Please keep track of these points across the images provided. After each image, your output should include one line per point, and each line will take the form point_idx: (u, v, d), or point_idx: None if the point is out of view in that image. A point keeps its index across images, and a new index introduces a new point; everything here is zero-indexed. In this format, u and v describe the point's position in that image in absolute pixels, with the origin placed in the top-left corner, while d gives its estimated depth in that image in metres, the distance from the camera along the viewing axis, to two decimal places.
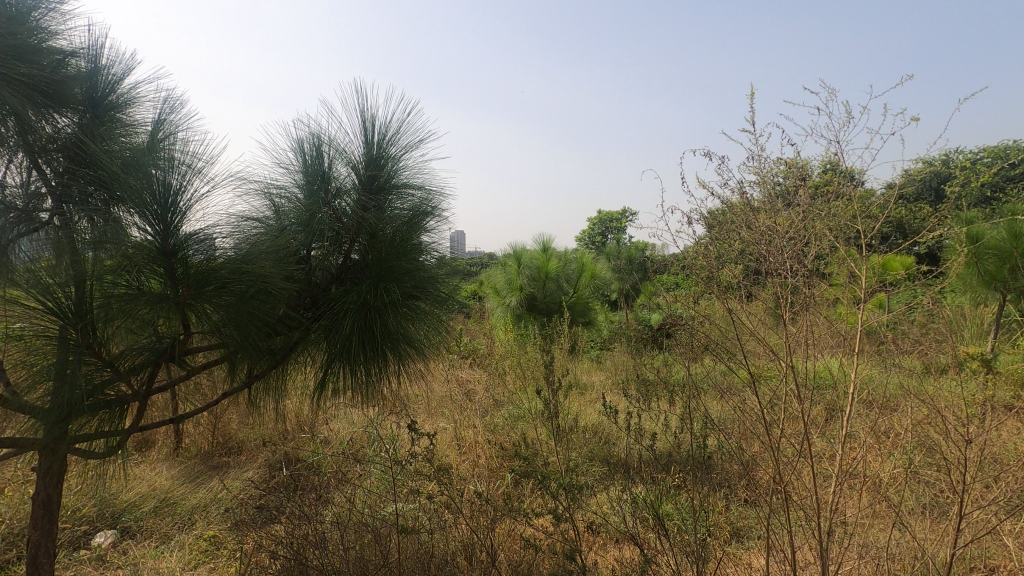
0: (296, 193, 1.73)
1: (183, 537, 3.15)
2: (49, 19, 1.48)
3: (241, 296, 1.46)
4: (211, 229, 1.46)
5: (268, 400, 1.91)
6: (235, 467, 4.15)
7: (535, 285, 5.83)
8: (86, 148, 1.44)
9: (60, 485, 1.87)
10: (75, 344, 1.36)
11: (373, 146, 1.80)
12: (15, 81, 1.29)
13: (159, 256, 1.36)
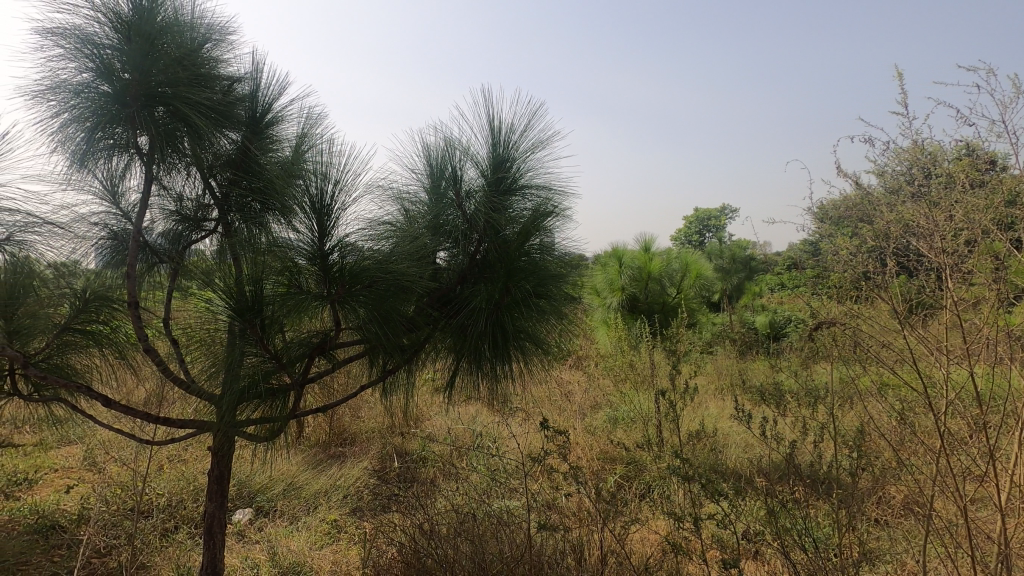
0: (425, 197, 1.83)
1: (309, 519, 3.41)
2: (220, 48, 1.67)
3: (385, 295, 1.55)
4: (358, 232, 1.58)
5: (400, 393, 2.00)
6: (351, 457, 4.43)
7: (637, 285, 5.69)
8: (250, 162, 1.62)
9: (230, 464, 2.04)
10: (245, 337, 1.52)
11: (500, 148, 1.86)
12: (196, 106, 1.49)
13: (317, 258, 1.49)
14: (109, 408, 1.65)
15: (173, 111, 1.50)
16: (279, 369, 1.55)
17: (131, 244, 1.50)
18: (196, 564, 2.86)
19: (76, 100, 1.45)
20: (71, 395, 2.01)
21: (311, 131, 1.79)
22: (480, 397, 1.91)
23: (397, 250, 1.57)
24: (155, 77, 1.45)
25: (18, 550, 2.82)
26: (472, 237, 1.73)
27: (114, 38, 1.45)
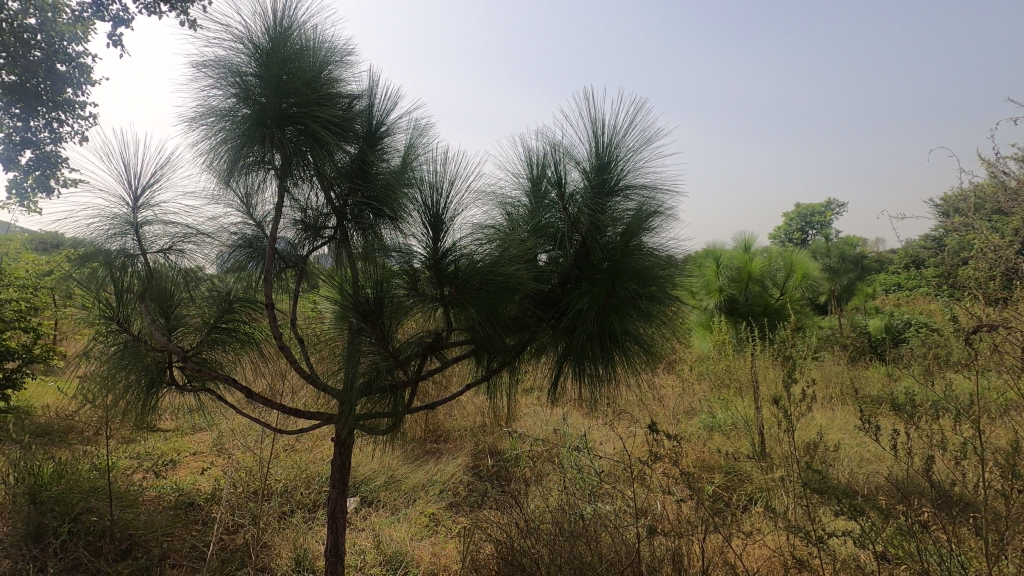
0: (527, 200, 1.87)
1: (409, 511, 3.57)
2: (340, 68, 1.80)
3: (496, 296, 1.60)
4: (467, 236, 1.64)
5: (504, 392, 2.05)
6: (446, 453, 4.59)
7: (736, 287, 5.01)
8: (366, 173, 1.74)
9: (349, 455, 2.19)
10: (367, 336, 1.63)
11: (603, 149, 1.85)
12: (322, 124, 1.63)
13: (431, 262, 1.58)
14: (248, 399, 1.84)
15: (302, 130, 1.65)
16: (396, 366, 1.65)
17: (268, 250, 1.68)
18: (310, 546, 3.09)
19: (224, 124, 1.66)
20: (214, 386, 2.26)
21: (420, 142, 1.89)
22: (584, 397, 1.91)
23: (504, 252, 1.62)
24: (287, 99, 1.61)
25: (163, 524, 3.19)
26: (576, 239, 1.74)
27: (253, 66, 1.63)
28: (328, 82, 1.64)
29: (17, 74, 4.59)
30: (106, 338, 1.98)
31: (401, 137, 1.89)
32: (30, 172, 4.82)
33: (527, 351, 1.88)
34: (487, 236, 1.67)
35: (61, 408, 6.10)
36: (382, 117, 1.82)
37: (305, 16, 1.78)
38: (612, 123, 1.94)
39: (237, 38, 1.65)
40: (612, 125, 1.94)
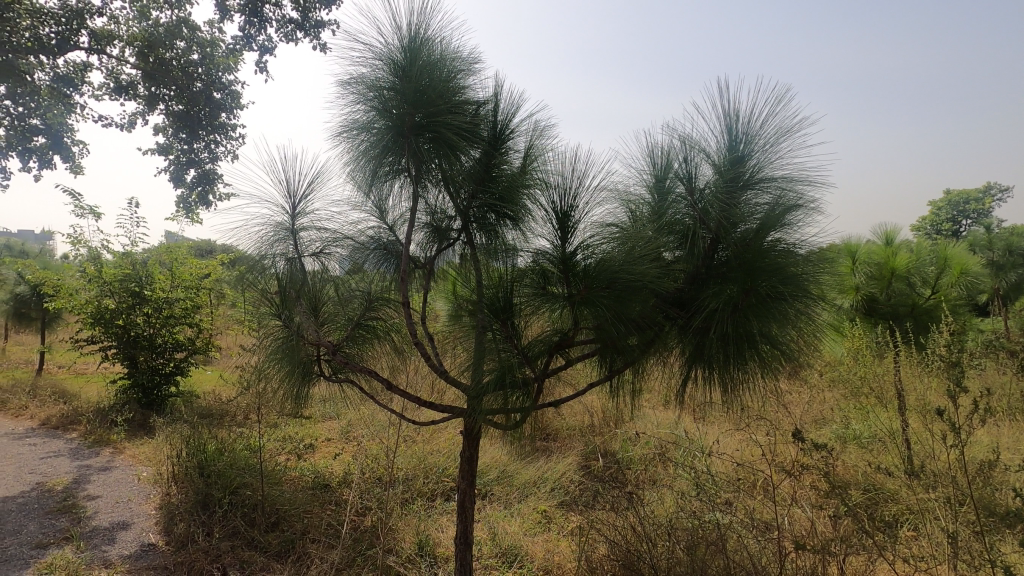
0: (653, 198, 1.84)
1: (522, 506, 3.64)
2: (467, 77, 1.88)
3: (628, 297, 1.58)
4: (592, 236, 1.66)
5: (629, 390, 2.02)
6: (556, 451, 4.62)
7: (875, 285, 4.47)
8: (494, 176, 1.81)
9: (476, 448, 2.27)
10: (497, 334, 1.69)
11: (736, 141, 1.76)
12: (452, 135, 1.73)
13: (557, 264, 1.63)
14: (386, 389, 1.99)
15: (434, 137, 1.78)
16: (524, 363, 1.70)
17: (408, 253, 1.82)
18: (431, 533, 3.25)
19: (368, 138, 1.84)
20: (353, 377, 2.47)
21: (545, 143, 1.94)
22: (715, 400, 1.83)
23: (631, 251, 1.60)
24: (421, 112, 1.73)
25: (303, 502, 3.52)
26: (707, 236, 1.67)
27: (393, 81, 1.79)
28: (455, 93, 1.73)
29: (183, 103, 5.31)
30: (273, 331, 2.27)
31: (526, 139, 1.94)
32: (193, 188, 5.53)
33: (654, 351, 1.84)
34: (610, 234, 1.68)
35: (218, 393, 6.96)
36: (507, 121, 1.88)
37: (437, 30, 1.90)
38: (746, 111, 1.83)
39: (379, 56, 1.82)
40: (746, 112, 1.83)
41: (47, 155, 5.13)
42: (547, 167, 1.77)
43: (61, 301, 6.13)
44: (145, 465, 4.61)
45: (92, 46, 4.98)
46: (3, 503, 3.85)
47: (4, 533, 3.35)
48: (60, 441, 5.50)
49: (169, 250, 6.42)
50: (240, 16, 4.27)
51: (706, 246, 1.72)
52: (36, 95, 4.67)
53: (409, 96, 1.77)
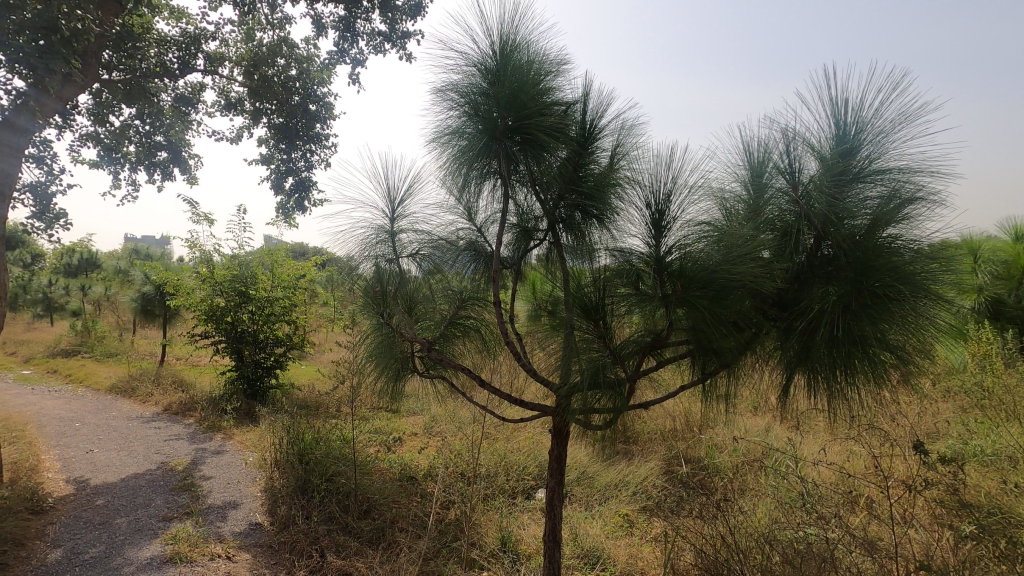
0: (752, 195, 1.79)
1: (603, 509, 3.60)
2: (555, 78, 1.91)
3: (725, 298, 1.54)
4: (688, 237, 1.64)
5: (724, 394, 1.96)
6: (637, 454, 4.53)
7: (1002, 286, 4.08)
8: (585, 175, 1.82)
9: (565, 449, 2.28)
10: (589, 332, 1.76)
11: (845, 130, 1.66)
12: (542, 137, 1.76)
13: (652, 265, 1.63)
14: (480, 386, 2.08)
15: (526, 139, 1.83)
16: (616, 363, 1.72)
17: (503, 252, 1.90)
18: (513, 529, 3.31)
19: (462, 144, 1.92)
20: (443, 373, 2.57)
21: (636, 140, 1.92)
22: (821, 407, 1.74)
23: (729, 250, 1.56)
24: (511, 116, 1.78)
25: (391, 492, 3.68)
26: (811, 232, 1.60)
27: (486, 86, 1.86)
28: (543, 94, 1.77)
29: (283, 116, 5.71)
30: (374, 328, 2.44)
31: (617, 137, 1.93)
32: (292, 195, 5.95)
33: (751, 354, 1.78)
34: (705, 232, 1.65)
35: (313, 386, 7.45)
36: (597, 120, 1.89)
37: (525, 34, 1.94)
38: (858, 96, 1.70)
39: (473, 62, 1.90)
40: (858, 98, 1.70)
41: (169, 168, 5.70)
42: (639, 166, 1.76)
43: (181, 300, 6.80)
44: (251, 450, 5.02)
45: (206, 67, 5.47)
46: (135, 478, 4.34)
47: (137, 506, 3.77)
48: (180, 425, 6.11)
49: (271, 253, 7.00)
50: (334, 32, 4.53)
51: (811, 243, 1.64)
52: (160, 114, 5.20)
53: (503, 100, 1.82)
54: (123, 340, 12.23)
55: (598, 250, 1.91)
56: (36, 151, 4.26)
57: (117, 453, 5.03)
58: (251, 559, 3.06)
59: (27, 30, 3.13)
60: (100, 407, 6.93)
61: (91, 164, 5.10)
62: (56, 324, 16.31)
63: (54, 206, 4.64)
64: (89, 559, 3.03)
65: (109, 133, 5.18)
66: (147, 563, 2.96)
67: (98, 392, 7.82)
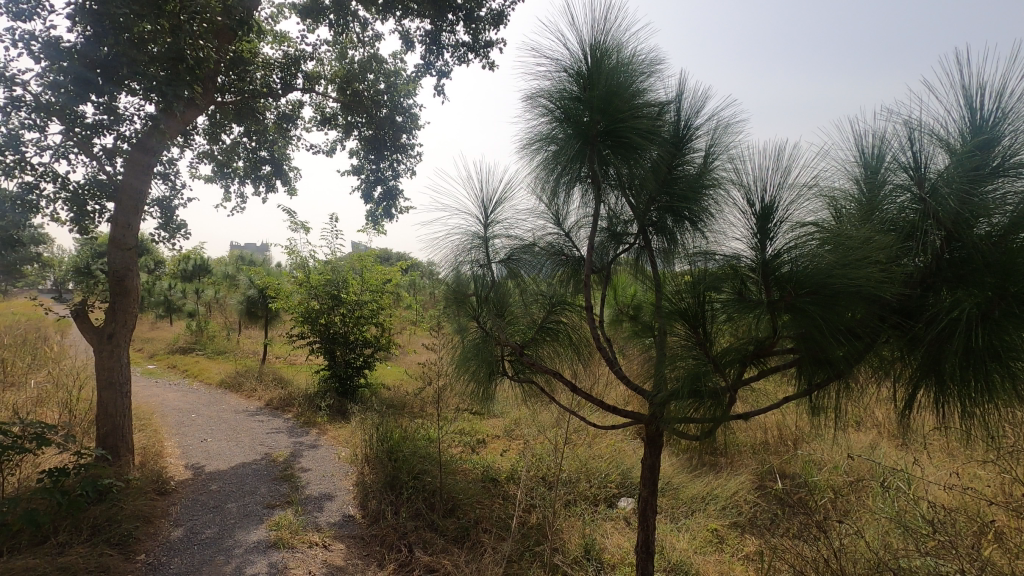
0: (867, 196, 1.69)
1: (691, 522, 3.47)
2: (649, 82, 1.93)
3: (836, 303, 1.47)
4: (799, 238, 1.58)
5: (834, 407, 1.85)
6: (726, 466, 4.34)
7: None
8: (684, 177, 1.82)
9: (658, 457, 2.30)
10: (690, 339, 1.77)
11: (982, 120, 1.50)
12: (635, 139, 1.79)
13: (758, 269, 1.59)
14: (573, 392, 2.17)
15: (619, 142, 1.86)
16: (716, 371, 1.69)
17: (599, 254, 1.97)
18: (596, 538, 3.26)
19: (556, 152, 2.00)
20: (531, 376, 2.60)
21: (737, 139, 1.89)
22: (949, 425, 1.60)
23: (843, 250, 1.47)
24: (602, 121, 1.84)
25: (474, 492, 3.75)
26: (937, 233, 1.47)
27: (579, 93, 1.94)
28: (634, 97, 1.80)
29: (372, 128, 6.00)
30: (471, 332, 2.57)
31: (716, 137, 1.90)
32: (380, 203, 6.23)
33: (866, 365, 1.67)
34: (814, 232, 1.57)
35: (399, 387, 7.74)
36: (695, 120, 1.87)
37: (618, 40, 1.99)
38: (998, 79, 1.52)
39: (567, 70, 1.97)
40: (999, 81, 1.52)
41: (272, 181, 6.17)
42: (740, 166, 1.73)
43: (281, 303, 7.33)
44: (344, 446, 5.30)
45: (305, 86, 5.87)
46: (243, 467, 4.72)
47: (245, 493, 4.10)
48: (280, 420, 6.57)
49: (361, 258, 7.42)
50: (421, 46, 4.71)
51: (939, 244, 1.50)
52: (265, 132, 5.65)
53: (595, 105, 1.88)
54: (230, 339, 13.34)
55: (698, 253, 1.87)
56: (163, 169, 4.76)
57: (227, 443, 5.49)
58: (345, 549, 3.23)
59: (158, 62, 3.51)
60: (212, 400, 7.59)
61: (207, 179, 5.62)
62: (174, 323, 18.07)
63: (176, 218, 5.15)
64: (206, 538, 3.33)
65: (221, 151, 5.69)
66: (254, 546, 3.20)
67: (210, 386, 8.58)
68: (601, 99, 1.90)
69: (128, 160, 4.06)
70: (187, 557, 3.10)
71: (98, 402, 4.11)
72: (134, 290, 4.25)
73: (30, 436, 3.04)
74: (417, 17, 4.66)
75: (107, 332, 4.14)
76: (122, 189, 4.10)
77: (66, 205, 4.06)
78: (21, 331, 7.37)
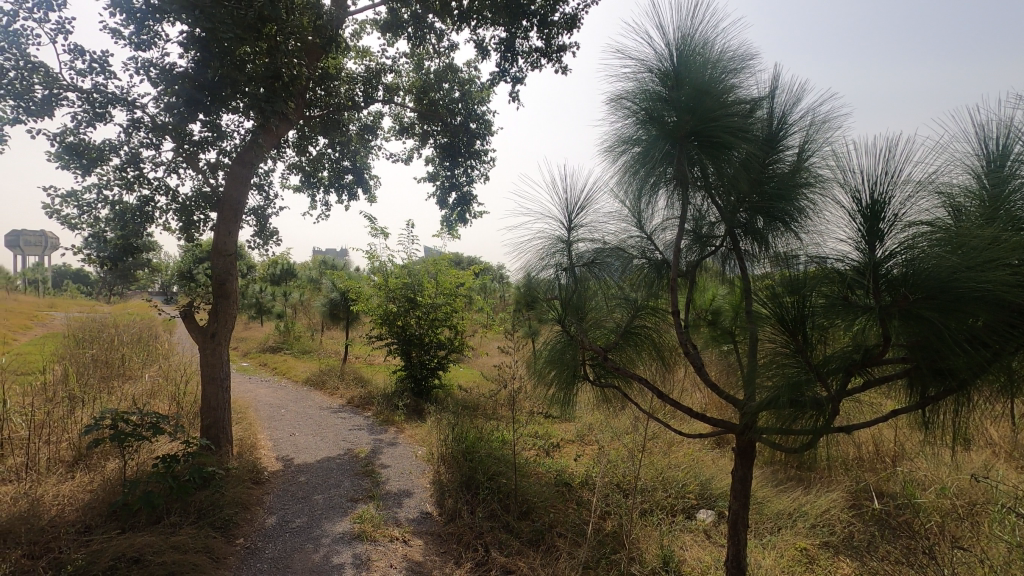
0: (992, 192, 1.56)
1: (778, 539, 3.29)
2: (737, 83, 1.94)
3: (956, 309, 1.36)
4: (914, 236, 1.48)
5: (952, 423, 1.71)
6: (816, 482, 4.08)
7: None
8: (778, 176, 1.80)
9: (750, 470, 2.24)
10: (795, 349, 1.70)
11: None
12: (723, 137, 1.80)
13: (865, 270, 1.51)
14: (660, 399, 2.17)
15: (707, 142, 1.88)
16: (817, 381, 1.62)
17: (688, 254, 1.98)
18: (675, 549, 3.17)
19: (642, 155, 2.05)
20: (611, 381, 2.57)
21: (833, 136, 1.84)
22: None
23: (967, 250, 1.37)
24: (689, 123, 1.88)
25: (549, 496, 3.74)
26: None
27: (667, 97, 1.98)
28: (719, 97, 1.82)
29: (447, 136, 6.16)
30: (555, 336, 2.62)
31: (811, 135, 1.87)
32: (455, 209, 6.38)
33: (994, 380, 1.53)
34: (928, 231, 1.48)
35: (472, 389, 7.87)
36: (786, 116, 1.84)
37: (707, 43, 2.01)
38: None
39: (654, 74, 2.02)
40: None
41: (354, 190, 6.48)
42: (840, 163, 1.66)
43: (361, 305, 7.67)
44: (420, 444, 5.47)
45: (385, 97, 6.13)
46: (328, 461, 4.97)
47: (330, 486, 4.32)
48: (360, 417, 6.87)
49: (435, 262, 7.63)
50: (496, 53, 4.79)
51: None
52: (348, 142, 5.95)
53: (683, 108, 1.91)
54: (314, 339, 14.13)
55: (798, 255, 1.79)
56: (259, 180, 5.13)
57: (313, 438, 5.81)
58: (423, 545, 3.32)
59: (257, 81, 3.80)
60: (299, 397, 8.06)
61: (296, 189, 6.00)
62: (264, 323, 19.38)
63: (269, 225, 5.53)
64: (296, 527, 3.53)
65: (309, 161, 6.04)
66: (340, 537, 3.36)
67: (297, 384, 9.12)
68: (690, 100, 1.93)
69: (229, 173, 4.41)
70: (279, 543, 3.31)
71: (202, 395, 4.47)
72: (233, 293, 4.59)
73: (147, 425, 3.36)
74: (491, 25, 4.74)
75: (210, 332, 4.48)
76: (225, 200, 4.46)
77: (176, 215, 4.46)
78: (136, 329, 8.16)
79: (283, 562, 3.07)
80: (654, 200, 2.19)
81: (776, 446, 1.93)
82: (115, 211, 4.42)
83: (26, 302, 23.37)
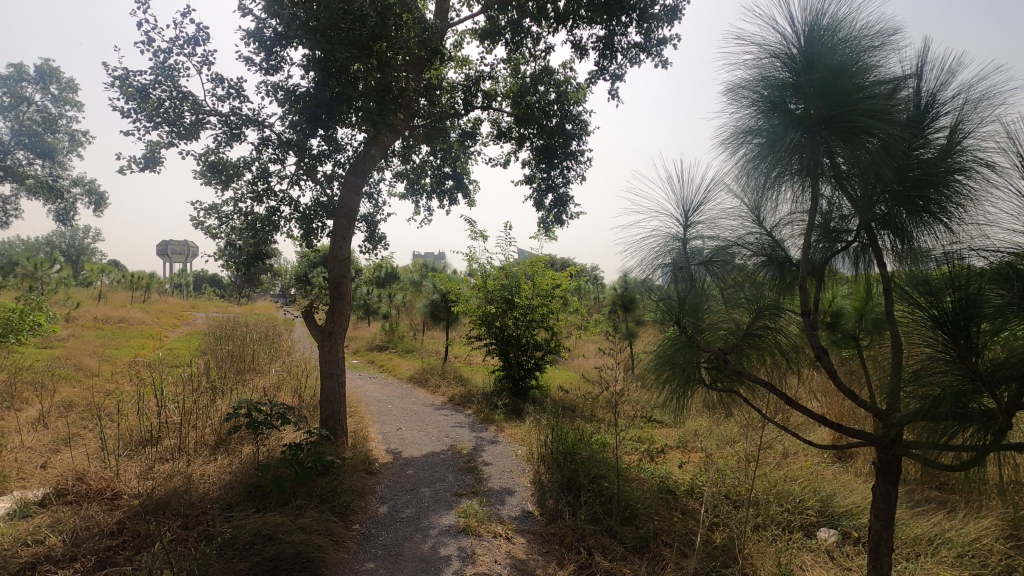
0: None
1: (916, 565, 2.96)
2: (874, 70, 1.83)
3: None
4: None
5: None
6: (963, 506, 3.62)
7: None
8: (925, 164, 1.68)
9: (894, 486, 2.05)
10: (953, 354, 1.54)
11: None
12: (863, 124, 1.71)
13: None
14: (788, 406, 2.04)
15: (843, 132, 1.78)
16: (986, 391, 1.46)
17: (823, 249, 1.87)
18: (795, 568, 2.95)
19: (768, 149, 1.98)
20: (728, 386, 2.45)
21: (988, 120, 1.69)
22: None
23: None
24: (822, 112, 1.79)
25: (653, 503, 3.63)
26: None
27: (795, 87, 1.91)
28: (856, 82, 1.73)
29: (544, 138, 6.18)
30: (666, 339, 2.55)
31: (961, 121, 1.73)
32: (551, 211, 6.40)
33: None
34: None
35: (569, 390, 7.84)
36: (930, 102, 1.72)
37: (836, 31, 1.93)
38: None
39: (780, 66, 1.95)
40: None
41: (454, 195, 6.70)
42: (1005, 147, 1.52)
43: (461, 306, 7.92)
44: (520, 443, 5.54)
45: (483, 104, 6.29)
46: (433, 456, 5.18)
47: (435, 480, 4.50)
48: (461, 415, 7.08)
49: (532, 263, 7.69)
50: (595, 52, 4.75)
51: None
52: (449, 149, 6.17)
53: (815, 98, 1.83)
54: (415, 338, 14.80)
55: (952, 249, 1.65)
56: (370, 189, 5.47)
57: (418, 433, 6.07)
58: (526, 543, 3.35)
59: (369, 96, 4.06)
60: (403, 393, 8.47)
61: (401, 196, 6.32)
62: (371, 323, 20.59)
63: (379, 231, 5.87)
64: (405, 518, 3.71)
65: (413, 169, 6.34)
66: (446, 530, 3.49)
67: (401, 381, 9.59)
68: (822, 90, 1.83)
69: (343, 183, 4.74)
70: (391, 532, 3.49)
71: (321, 389, 4.83)
72: (347, 295, 4.91)
73: (275, 415, 3.69)
74: (588, 24, 4.70)
75: (328, 331, 4.84)
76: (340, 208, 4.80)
77: (298, 224, 4.87)
78: (262, 328, 8.99)
79: (395, 549, 3.23)
80: (779, 194, 2.09)
81: (926, 462, 1.74)
82: (248, 221, 4.91)
83: (174, 303, 26.61)
